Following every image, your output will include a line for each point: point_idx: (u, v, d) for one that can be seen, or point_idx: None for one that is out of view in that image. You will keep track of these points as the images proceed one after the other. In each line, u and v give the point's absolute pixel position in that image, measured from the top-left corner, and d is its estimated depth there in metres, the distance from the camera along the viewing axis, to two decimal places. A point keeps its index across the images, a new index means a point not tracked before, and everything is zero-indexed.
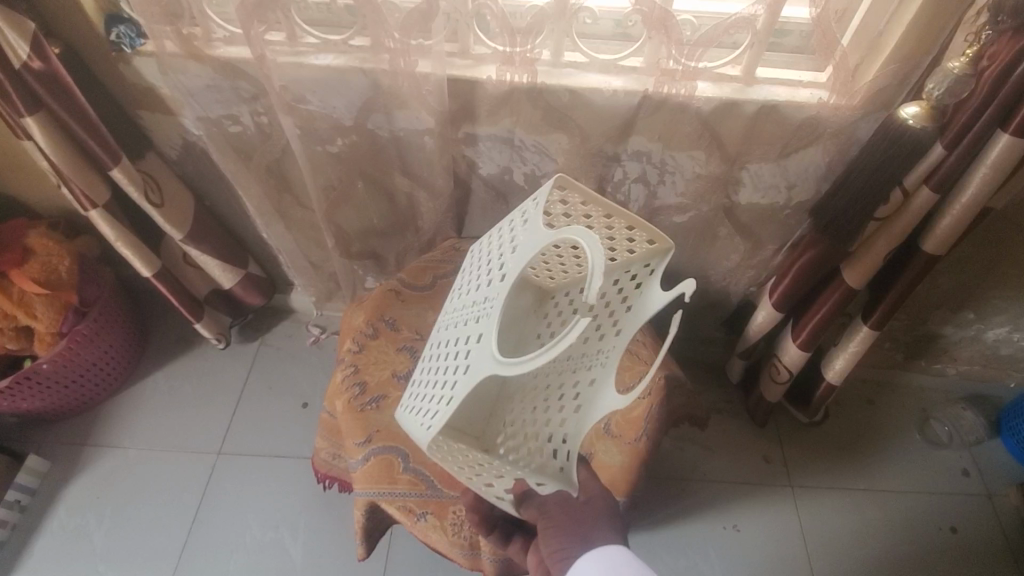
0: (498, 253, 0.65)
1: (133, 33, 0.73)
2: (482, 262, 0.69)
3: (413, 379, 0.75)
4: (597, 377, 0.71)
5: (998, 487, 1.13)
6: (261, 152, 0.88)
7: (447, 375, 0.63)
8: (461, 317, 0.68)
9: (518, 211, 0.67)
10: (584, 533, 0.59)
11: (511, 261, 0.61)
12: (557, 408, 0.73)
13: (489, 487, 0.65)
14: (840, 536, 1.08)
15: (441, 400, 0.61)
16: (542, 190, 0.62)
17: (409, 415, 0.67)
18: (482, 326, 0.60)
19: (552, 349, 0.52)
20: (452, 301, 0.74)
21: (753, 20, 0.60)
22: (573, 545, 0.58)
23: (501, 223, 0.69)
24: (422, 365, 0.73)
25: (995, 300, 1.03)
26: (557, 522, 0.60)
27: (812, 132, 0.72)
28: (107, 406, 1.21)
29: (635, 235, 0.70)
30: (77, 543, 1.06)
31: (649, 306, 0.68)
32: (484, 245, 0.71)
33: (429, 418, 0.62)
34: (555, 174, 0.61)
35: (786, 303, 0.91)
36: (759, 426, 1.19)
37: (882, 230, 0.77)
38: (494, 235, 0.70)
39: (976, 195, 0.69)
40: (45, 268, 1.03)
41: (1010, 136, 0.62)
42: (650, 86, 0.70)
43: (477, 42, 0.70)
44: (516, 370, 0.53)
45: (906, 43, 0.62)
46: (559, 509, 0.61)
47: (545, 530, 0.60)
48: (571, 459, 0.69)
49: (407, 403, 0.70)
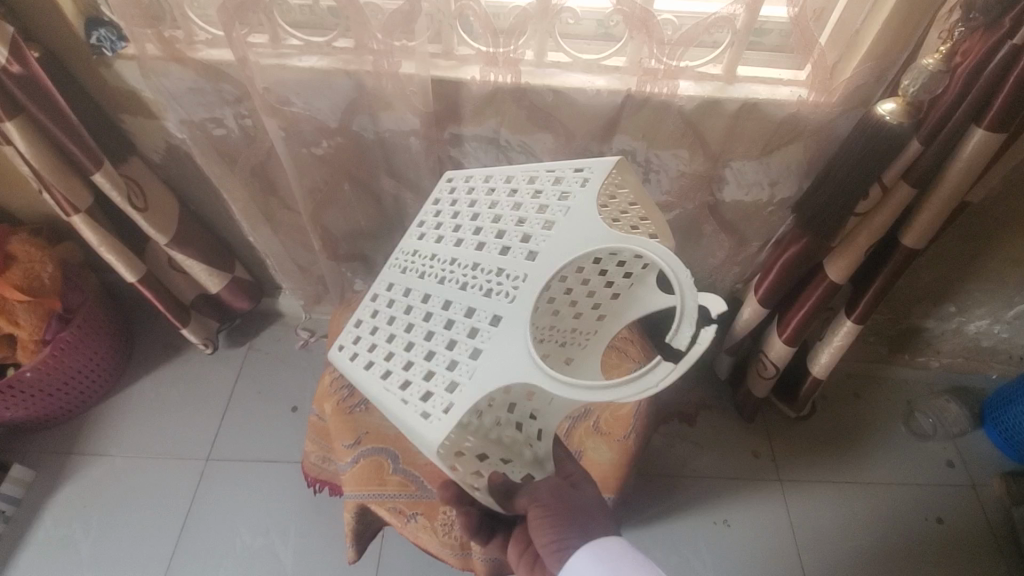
0: (525, 229, 0.62)
1: (113, 36, 0.72)
2: (495, 226, 0.64)
3: (370, 323, 0.68)
4: (573, 358, 0.69)
5: (982, 477, 1.15)
6: (246, 155, 0.88)
7: (446, 351, 0.59)
8: (459, 281, 0.63)
9: (552, 187, 0.63)
10: (581, 525, 0.57)
11: (551, 250, 0.58)
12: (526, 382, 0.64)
13: (455, 473, 0.58)
14: (829, 530, 1.09)
15: (438, 381, 0.58)
16: (596, 177, 0.61)
17: (388, 384, 0.62)
18: (508, 314, 0.56)
19: (615, 390, 0.47)
20: (439, 254, 0.67)
21: (732, 19, 0.61)
22: (571, 536, 0.56)
23: (526, 184, 0.65)
24: (391, 316, 0.67)
25: (975, 293, 1.05)
26: (552, 510, 0.57)
27: (792, 129, 0.73)
28: (93, 414, 1.20)
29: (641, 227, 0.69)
30: (64, 552, 1.04)
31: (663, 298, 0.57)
32: (495, 207, 0.66)
33: (420, 400, 0.58)
34: (616, 157, 0.60)
35: (771, 297, 0.92)
36: (748, 421, 1.20)
37: (862, 226, 0.77)
38: (512, 200, 0.65)
39: (953, 189, 0.70)
40: (28, 274, 1.00)
41: (984, 131, 0.63)
42: (633, 85, 0.71)
43: (461, 43, 0.70)
44: (562, 394, 0.49)
45: (882, 40, 0.63)
46: (552, 496, 0.59)
47: (537, 519, 0.57)
48: (542, 438, 0.65)
49: (380, 366, 0.64)
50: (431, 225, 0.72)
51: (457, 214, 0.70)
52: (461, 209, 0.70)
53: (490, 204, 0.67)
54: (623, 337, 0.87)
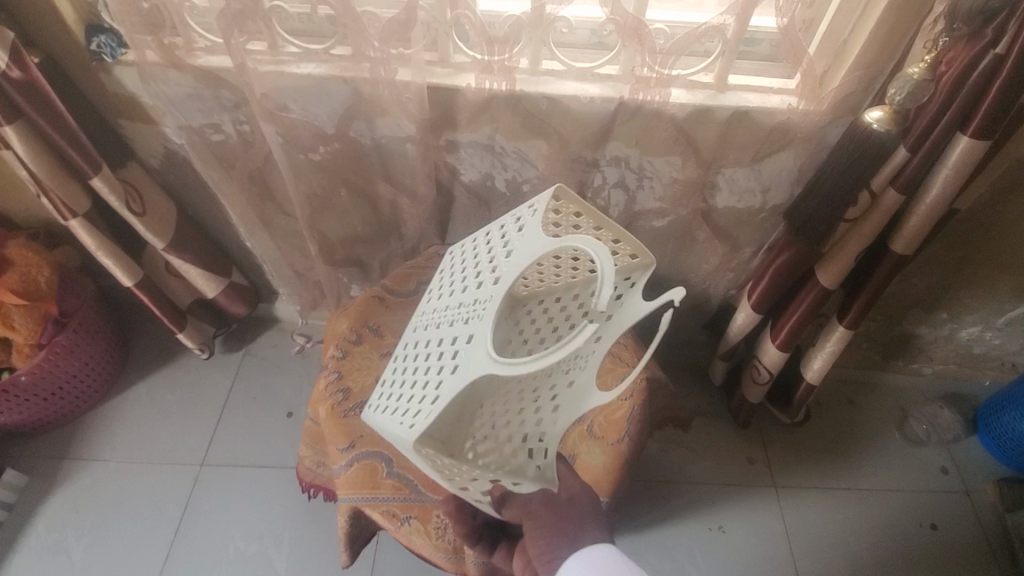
0: (492, 258, 0.65)
1: (114, 42, 0.74)
2: (475, 266, 0.68)
3: (386, 380, 0.71)
4: (576, 379, 0.71)
5: (975, 484, 1.16)
6: (243, 161, 0.88)
7: (433, 375, 0.61)
8: (448, 318, 0.66)
9: (511, 217, 0.67)
10: (571, 533, 0.60)
11: (508, 269, 0.60)
12: (534, 408, 0.71)
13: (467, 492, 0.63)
14: (823, 536, 1.09)
15: (425, 400, 0.59)
16: (541, 199, 0.63)
17: (389, 416, 0.64)
18: (477, 329, 0.58)
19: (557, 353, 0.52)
20: (438, 306, 0.71)
21: (723, 28, 0.62)
22: (561, 546, 0.59)
23: (495, 228, 0.68)
24: (400, 367, 0.70)
25: (966, 300, 1.06)
26: (544, 521, 0.61)
27: (782, 137, 0.74)
28: (86, 420, 1.19)
29: (618, 250, 0.72)
30: (56, 558, 1.04)
31: (630, 314, 0.69)
32: (476, 254, 0.70)
33: (410, 416, 0.60)
34: (555, 184, 0.62)
35: (764, 304, 0.93)
36: (741, 427, 1.20)
37: (852, 231, 0.78)
38: (486, 244, 0.69)
39: (941, 195, 0.71)
40: (24, 278, 1.01)
41: (969, 138, 0.65)
42: (626, 93, 0.72)
43: (456, 50, 0.71)
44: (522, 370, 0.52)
45: (869, 49, 0.64)
46: (544, 508, 0.62)
47: (531, 530, 0.61)
48: (549, 456, 0.69)
49: (387, 405, 0.67)
50: (434, 286, 0.76)
51: (451, 267, 0.74)
52: (454, 265, 0.74)
53: (472, 253, 0.70)
54: (616, 342, 0.89)
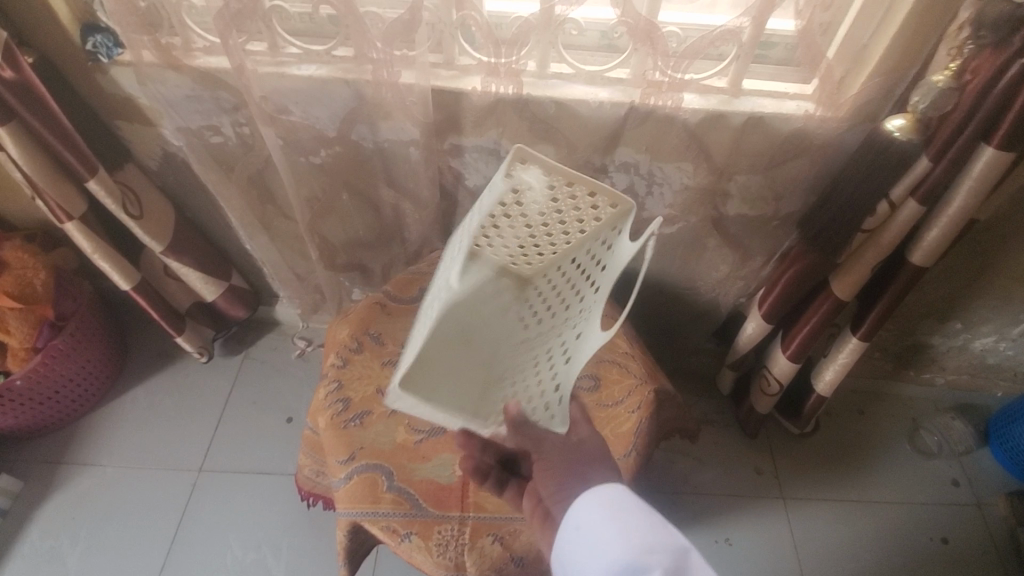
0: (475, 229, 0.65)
1: (109, 42, 0.72)
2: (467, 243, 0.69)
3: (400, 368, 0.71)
4: (582, 331, 0.71)
5: (987, 496, 1.13)
6: (243, 163, 0.86)
7: None
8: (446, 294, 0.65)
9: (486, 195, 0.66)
10: (582, 473, 0.58)
11: None
12: (546, 360, 0.73)
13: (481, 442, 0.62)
14: (831, 551, 1.07)
15: None
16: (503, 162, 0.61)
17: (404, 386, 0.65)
18: None
19: None
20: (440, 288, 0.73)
21: (739, 31, 0.60)
22: (571, 487, 0.57)
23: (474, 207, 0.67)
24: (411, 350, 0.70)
25: (980, 310, 1.04)
26: (552, 461, 0.59)
27: (798, 144, 0.72)
28: (82, 424, 1.18)
29: (598, 202, 0.65)
30: (51, 565, 1.02)
31: (622, 258, 0.64)
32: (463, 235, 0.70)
33: None
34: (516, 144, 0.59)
35: (775, 314, 0.91)
36: (749, 437, 1.18)
37: (869, 242, 0.76)
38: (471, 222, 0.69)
39: (963, 206, 0.68)
40: (20, 280, 0.99)
41: (994, 148, 0.62)
42: (637, 97, 0.69)
43: (462, 53, 0.69)
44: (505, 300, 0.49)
45: (891, 55, 0.62)
46: (554, 450, 0.60)
47: (541, 472, 0.60)
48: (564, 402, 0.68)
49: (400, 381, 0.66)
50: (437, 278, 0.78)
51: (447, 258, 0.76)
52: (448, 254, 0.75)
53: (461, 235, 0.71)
54: (623, 352, 0.86)
